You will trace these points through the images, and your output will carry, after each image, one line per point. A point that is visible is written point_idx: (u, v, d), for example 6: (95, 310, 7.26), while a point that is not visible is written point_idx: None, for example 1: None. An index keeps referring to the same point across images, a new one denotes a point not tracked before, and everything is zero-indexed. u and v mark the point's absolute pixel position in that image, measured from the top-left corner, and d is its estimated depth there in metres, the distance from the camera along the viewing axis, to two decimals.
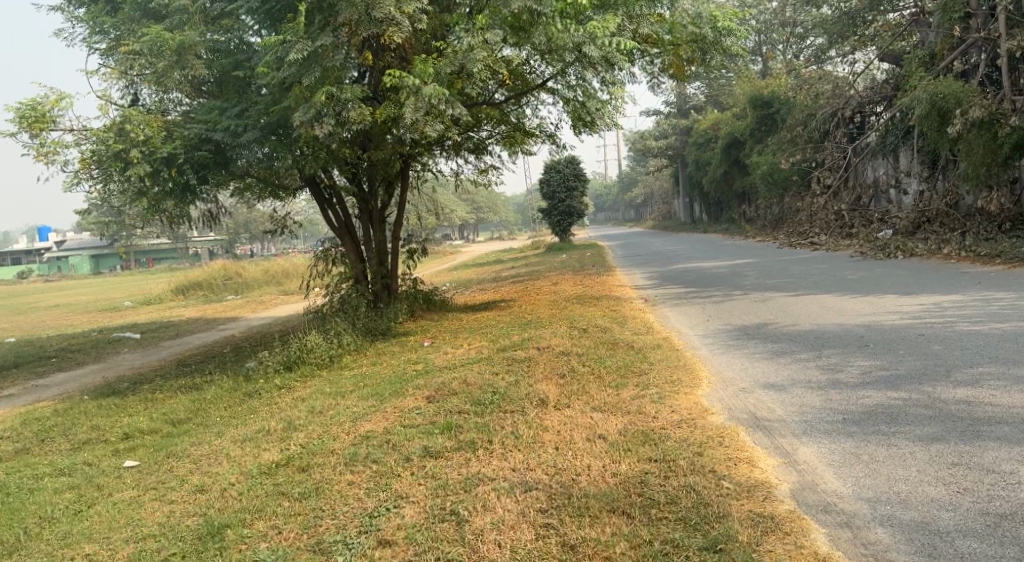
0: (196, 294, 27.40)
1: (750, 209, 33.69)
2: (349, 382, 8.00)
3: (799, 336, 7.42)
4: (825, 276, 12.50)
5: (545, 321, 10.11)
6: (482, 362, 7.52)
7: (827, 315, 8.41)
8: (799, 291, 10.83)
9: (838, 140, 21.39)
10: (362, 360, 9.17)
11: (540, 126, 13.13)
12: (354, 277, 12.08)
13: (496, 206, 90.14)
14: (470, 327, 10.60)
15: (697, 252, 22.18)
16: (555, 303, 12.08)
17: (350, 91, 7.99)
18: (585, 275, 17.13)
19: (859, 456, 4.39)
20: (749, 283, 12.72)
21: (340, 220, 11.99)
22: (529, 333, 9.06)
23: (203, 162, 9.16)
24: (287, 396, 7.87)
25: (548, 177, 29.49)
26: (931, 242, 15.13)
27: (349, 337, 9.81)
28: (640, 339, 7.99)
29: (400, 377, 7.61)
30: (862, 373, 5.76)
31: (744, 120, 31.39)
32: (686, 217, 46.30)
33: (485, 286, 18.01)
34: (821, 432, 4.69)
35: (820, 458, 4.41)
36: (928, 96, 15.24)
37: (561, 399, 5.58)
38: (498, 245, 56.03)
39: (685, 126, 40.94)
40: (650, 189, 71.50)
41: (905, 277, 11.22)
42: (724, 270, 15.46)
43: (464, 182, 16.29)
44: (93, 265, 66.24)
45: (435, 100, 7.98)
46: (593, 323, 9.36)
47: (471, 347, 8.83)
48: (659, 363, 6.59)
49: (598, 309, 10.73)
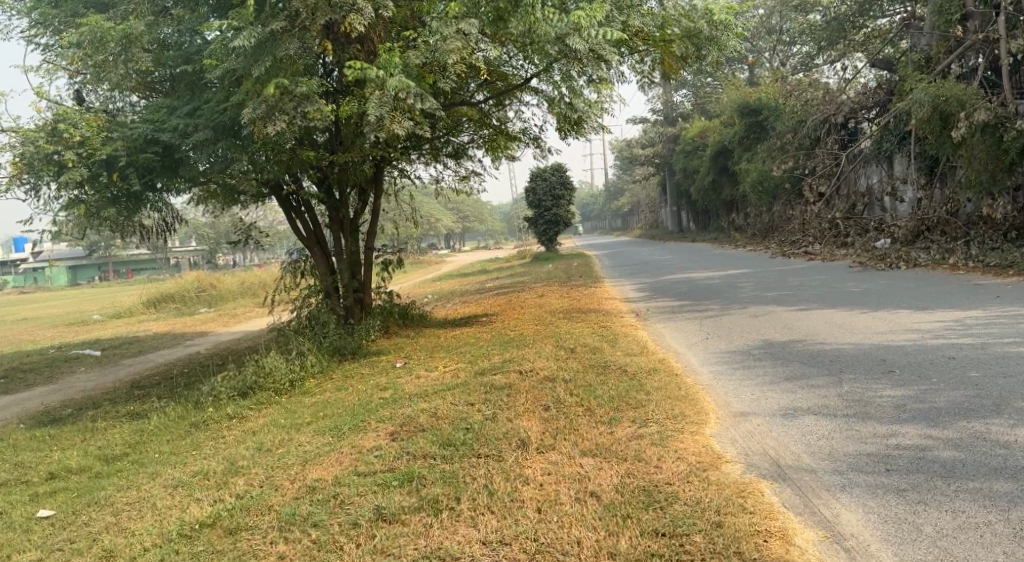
0: (168, 307, 26.36)
1: (739, 218, 32.92)
2: (308, 412, 7.15)
3: (810, 357, 6.64)
4: (826, 288, 11.75)
5: (530, 339, 9.27)
6: (459, 389, 6.67)
7: (839, 333, 7.64)
8: (802, 305, 10.04)
9: (831, 146, 20.76)
10: (327, 384, 8.30)
11: (524, 130, 12.34)
12: (324, 291, 11.21)
13: (482, 215, 89.01)
14: (448, 345, 9.73)
15: (687, 261, 21.47)
16: (541, 318, 11.24)
17: (308, 85, 7.20)
18: (572, 286, 16.33)
19: (920, 527, 3.59)
20: (746, 296, 11.95)
21: (309, 230, 11.12)
22: (510, 354, 8.22)
23: (149, 166, 8.34)
24: (238, 429, 7.04)
25: (534, 185, 28.73)
26: (933, 252, 14.40)
27: (314, 358, 8.95)
28: (634, 361, 7.17)
29: (366, 406, 6.75)
30: (892, 404, 4.97)
31: (732, 127, 30.74)
32: (672, 226, 45.48)
33: (468, 298, 17.17)
34: (867, 491, 3.89)
35: (870, 530, 3.62)
36: (929, 99, 14.38)
37: (546, 440, 4.74)
38: (483, 254, 54.98)
39: (672, 134, 40.30)
40: (637, 198, 70.91)
41: (914, 290, 10.48)
42: (718, 281, 14.70)
43: (444, 190, 15.46)
44: (71, 276, 64.84)
45: (403, 94, 7.20)
46: (581, 342, 8.55)
47: (447, 370, 7.98)
48: (659, 391, 5.77)
49: (586, 325, 9.92)
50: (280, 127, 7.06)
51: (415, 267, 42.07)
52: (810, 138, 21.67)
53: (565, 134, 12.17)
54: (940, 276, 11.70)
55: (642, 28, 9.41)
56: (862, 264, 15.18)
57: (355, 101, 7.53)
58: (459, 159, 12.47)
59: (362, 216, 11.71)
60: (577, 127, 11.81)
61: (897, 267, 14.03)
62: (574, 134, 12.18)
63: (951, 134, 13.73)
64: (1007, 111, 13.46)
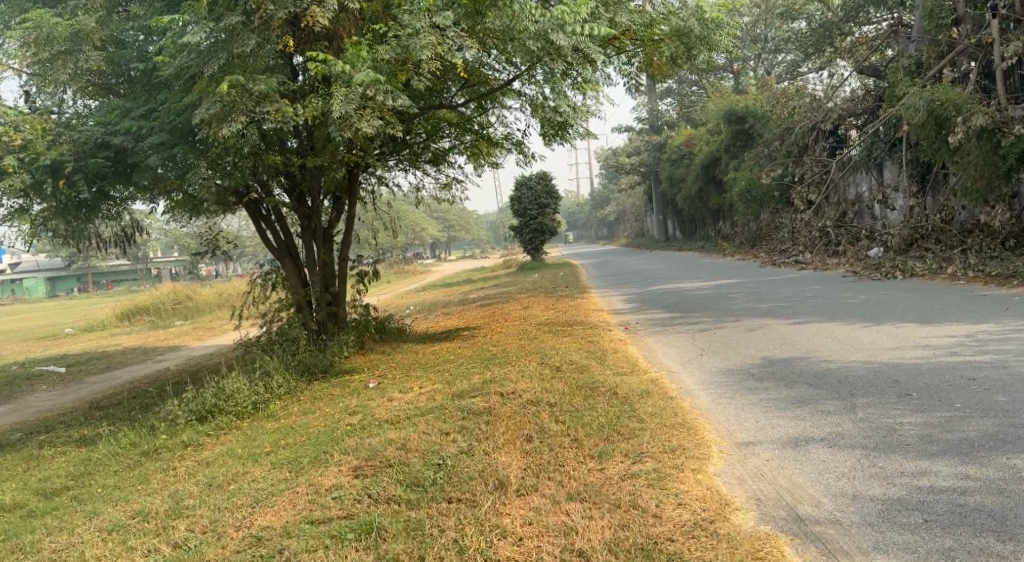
0: (142, 320, 25.63)
1: (726, 227, 32.48)
2: (268, 440, 6.58)
3: (816, 377, 6.11)
4: (823, 299, 11.26)
5: (512, 355, 8.72)
6: (435, 414, 6.12)
7: (844, 349, 7.13)
8: (800, 318, 9.52)
9: (820, 154, 20.39)
10: (293, 407, 7.75)
11: (507, 136, 11.83)
12: (295, 304, 10.61)
13: (467, 224, 88.32)
14: (425, 362, 9.14)
15: (675, 271, 20.96)
16: (524, 332, 10.69)
17: (267, 82, 6.67)
18: (558, 297, 15.78)
19: None
20: (739, 307, 11.44)
21: (279, 239, 10.54)
22: (490, 373, 7.66)
23: (101, 172, 7.79)
24: (192, 461, 6.46)
25: (518, 194, 28.21)
26: (930, 260, 13.94)
27: (280, 379, 8.39)
28: (625, 380, 6.63)
29: (332, 434, 6.18)
30: (914, 434, 4.44)
31: (718, 135, 30.35)
32: (658, 234, 44.99)
33: (450, 310, 16.57)
34: (908, 553, 3.42)
35: None
36: (925, 103, 13.96)
37: (527, 480, 4.22)
38: (466, 264, 54.34)
39: (658, 143, 39.86)
40: (622, 208, 70.55)
41: (915, 301, 10.01)
42: (708, 291, 14.20)
43: (424, 199, 14.88)
44: (48, 287, 63.51)
45: (371, 91, 6.70)
46: (567, 359, 8.00)
47: (422, 391, 7.41)
48: (653, 417, 5.24)
49: (572, 340, 9.37)
50: (237, 127, 6.52)
51: (398, 277, 41.38)
52: (798, 146, 21.30)
53: (550, 141, 11.66)
54: (941, 287, 11.21)
55: (629, 26, 9.04)
56: (857, 274, 14.70)
57: (320, 99, 7.01)
58: (439, 166, 11.93)
59: (336, 225, 11.13)
60: (561, 132, 11.30)
61: (893, 276, 13.53)
62: (559, 141, 11.68)
63: (949, 139, 13.31)
64: (1004, 116, 13.07)
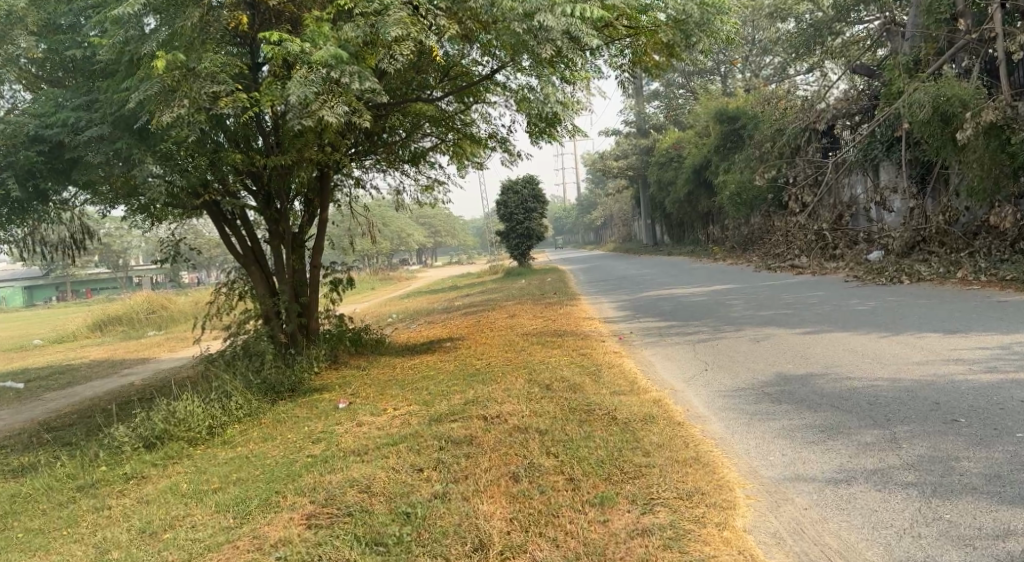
0: (115, 330, 24.76)
1: (715, 230, 31.79)
2: (218, 472, 5.90)
3: (840, 397, 5.42)
4: (829, 306, 10.57)
5: (497, 371, 7.98)
6: (408, 444, 5.38)
7: (866, 364, 6.43)
8: (807, 328, 8.83)
9: (813, 155, 19.80)
10: (252, 433, 7.06)
11: (492, 133, 11.12)
12: (264, 314, 9.84)
13: (453, 229, 87.35)
14: (401, 378, 8.40)
15: (666, 276, 20.31)
16: (510, 343, 9.95)
17: (212, 61, 6.23)
18: (545, 304, 15.02)
19: None
20: (740, 315, 10.74)
21: (245, 246, 9.78)
22: (473, 393, 6.91)
23: (33, 169, 7.27)
24: (131, 499, 5.72)
25: (504, 198, 27.47)
26: (936, 264, 13.23)
27: (239, 401, 7.71)
28: (623, 401, 5.90)
29: (288, 467, 5.47)
30: (977, 474, 3.90)
31: (708, 138, 29.68)
32: (646, 240, 44.23)
33: (433, 319, 15.77)
34: None
35: None
36: (930, 99, 13.28)
37: (507, 550, 3.65)
38: (453, 271, 53.41)
39: (646, 146, 39.14)
40: (610, 214, 69.80)
41: (931, 308, 9.32)
42: (704, 298, 13.49)
43: (404, 203, 14.08)
44: (27, 296, 61.97)
45: (334, 73, 6.13)
46: (557, 375, 7.26)
47: (396, 413, 6.67)
48: (659, 448, 4.52)
49: (561, 352, 8.65)
50: (178, 114, 6.06)
51: (382, 283, 40.55)
52: (790, 148, 20.70)
53: (536, 139, 10.98)
54: (954, 292, 10.53)
55: (622, 12, 8.33)
56: (859, 278, 14.04)
57: (279, 83, 6.40)
58: (418, 165, 11.23)
59: (308, 229, 10.39)
60: (548, 127, 10.62)
61: (900, 281, 12.78)
62: (546, 139, 11.00)
63: (957, 135, 12.56)
64: (1012, 112, 12.40)
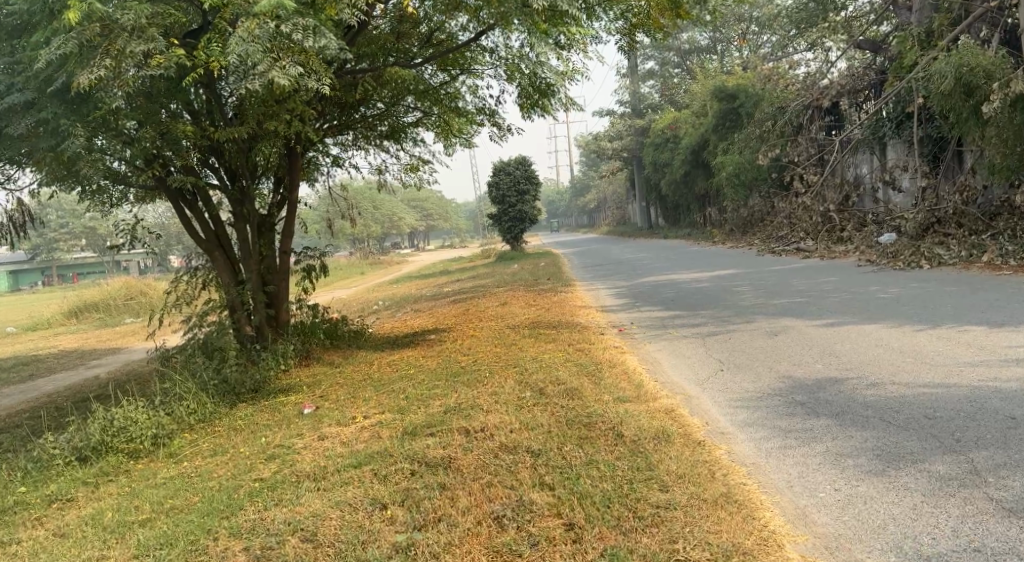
0: (89, 317, 23.73)
1: (713, 213, 30.85)
2: (153, 495, 5.02)
3: (889, 409, 4.58)
4: (847, 292, 9.69)
5: (484, 370, 7.08)
6: (373, 465, 4.54)
7: (909, 364, 5.58)
8: (829, 317, 7.96)
9: (818, 133, 18.90)
10: (204, 445, 6.22)
11: (479, 106, 10.19)
12: (227, 305, 8.89)
13: (445, 212, 86.07)
14: (376, 377, 7.51)
15: (664, 260, 19.46)
16: (500, 336, 9.05)
17: (138, 12, 5.51)
18: (538, 291, 14.13)
19: None
20: (750, 302, 9.87)
21: (207, 230, 8.85)
22: (455, 398, 6.06)
23: None
24: (46, 531, 4.80)
25: (496, 180, 26.42)
26: (957, 246, 12.37)
27: (192, 405, 6.87)
28: (627, 411, 5.04)
29: (231, 493, 4.63)
30: None
31: (706, 117, 28.67)
32: (641, 222, 43.21)
33: (419, 306, 14.84)
34: None
35: None
36: (952, 69, 12.26)
37: None
38: (444, 254, 52.32)
39: (640, 126, 38.07)
40: (604, 196, 68.64)
41: (963, 296, 8.46)
42: (708, 283, 12.61)
43: (385, 184, 13.13)
44: (10, 280, 60.66)
45: (285, 27, 5.31)
46: (550, 375, 6.41)
47: (364, 422, 5.80)
48: (678, 480, 3.77)
49: (556, 347, 7.79)
50: (96, 74, 5.31)
51: (372, 268, 39.54)
52: (793, 126, 19.75)
53: (528, 112, 10.07)
54: (983, 278, 9.64)
55: None
56: (872, 262, 13.16)
57: (221, 40, 5.55)
58: (398, 140, 10.28)
59: (278, 211, 9.50)
60: (541, 95, 9.69)
61: (918, 265, 11.92)
62: (539, 113, 10.09)
63: (983, 107, 11.55)
64: None
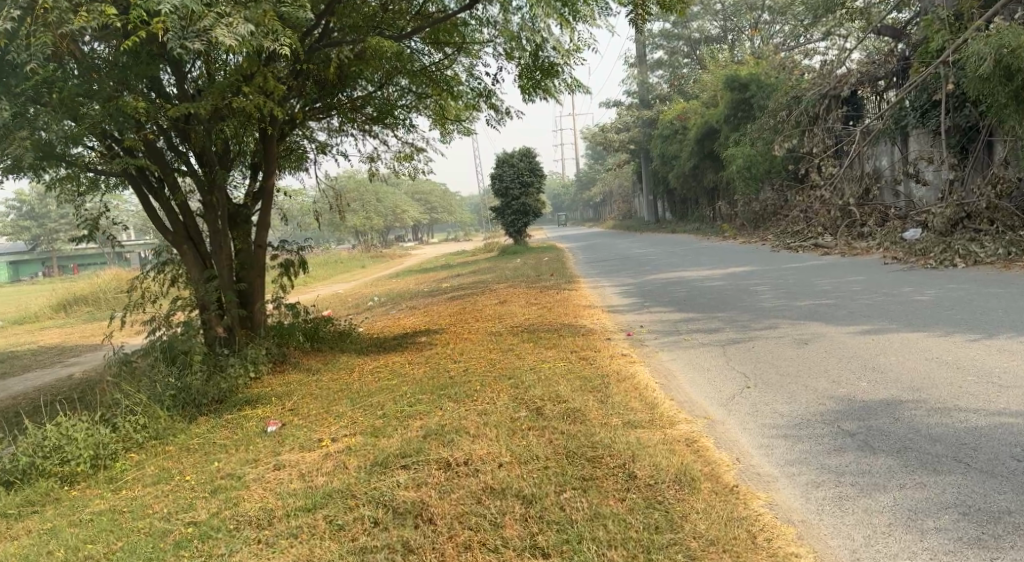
0: (80, 310, 22.86)
1: (722, 207, 29.88)
2: (69, 536, 4.24)
3: (963, 445, 3.79)
4: (879, 293, 8.78)
5: (475, 381, 6.23)
6: (329, 511, 3.78)
7: (975, 385, 4.71)
8: (863, 322, 7.07)
9: (834, 123, 17.97)
10: (148, 469, 5.42)
11: (476, 87, 9.34)
12: (197, 303, 8.08)
13: (450, 206, 85.15)
14: (354, 389, 6.67)
15: (673, 255, 18.58)
16: (495, 340, 8.18)
17: None
18: (539, 288, 13.26)
19: None
20: (771, 303, 8.97)
21: (173, 219, 8.05)
22: (437, 418, 5.22)
23: None
24: None
25: (499, 171, 25.55)
26: (992, 241, 11.44)
27: (142, 420, 6.10)
28: (634, 439, 4.27)
29: (157, 541, 3.87)
30: None
31: (716, 108, 27.69)
32: (648, 216, 42.18)
33: (415, 303, 13.98)
34: None
35: None
36: (990, 51, 11.33)
37: None
38: (447, 248, 51.34)
39: (648, 118, 37.03)
40: (610, 190, 67.52)
41: (1013, 299, 7.54)
42: (722, 282, 11.73)
43: (375, 174, 12.26)
44: (12, 271, 59.77)
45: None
46: (550, 390, 5.56)
47: (329, 447, 4.98)
48: (710, 548, 3.17)
49: (557, 355, 6.95)
50: None
51: (374, 261, 38.64)
52: (809, 116, 18.82)
53: (529, 95, 9.22)
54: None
55: None
56: (899, 259, 12.24)
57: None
58: (387, 124, 9.44)
59: (254, 202, 8.69)
60: (543, 75, 8.82)
61: (951, 263, 11.00)
62: (540, 96, 9.23)
63: None
64: None
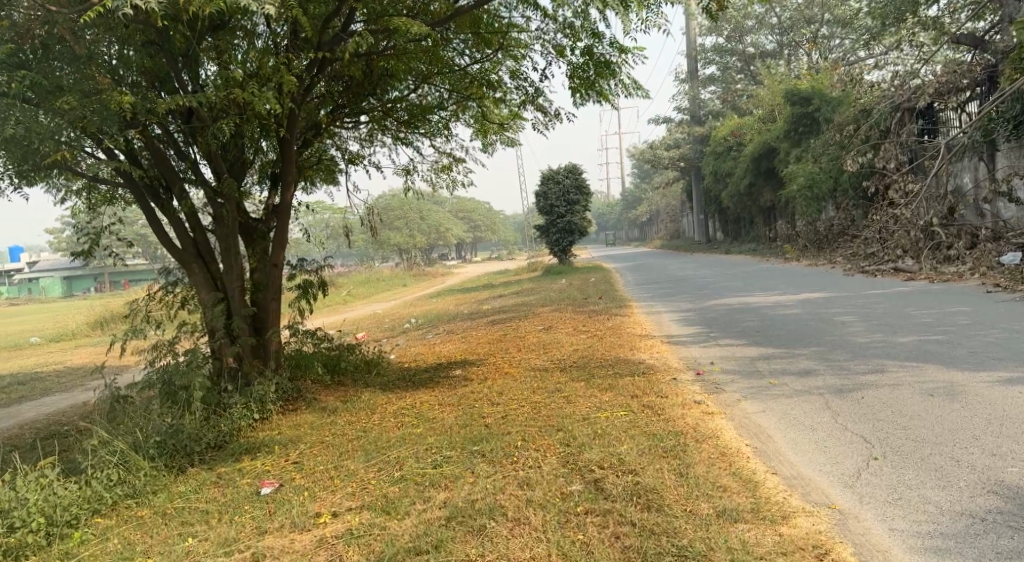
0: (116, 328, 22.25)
1: (780, 227, 28.23)
2: None
3: None
4: (999, 328, 7.36)
5: (517, 433, 5.04)
6: None
7: None
8: (996, 366, 5.72)
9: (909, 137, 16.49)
10: (109, 543, 4.42)
11: (521, 86, 8.22)
12: (207, 329, 7.05)
13: (494, 225, 84.01)
14: (373, 437, 5.50)
15: (733, 279, 17.18)
16: (540, 377, 6.97)
17: None
18: (589, 314, 12.04)
19: None
20: (865, 338, 7.61)
21: (179, 234, 7.00)
22: (463, 489, 4.07)
23: None
24: None
25: (544, 189, 24.47)
26: None
27: (117, 475, 5.09)
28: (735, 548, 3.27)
29: None
30: None
31: (775, 123, 26.22)
32: (699, 236, 40.18)
33: (453, 328, 12.84)
34: None
35: None
36: None
37: None
38: (491, 268, 50.11)
39: (699, 134, 35.42)
40: (658, 210, 65.53)
41: None
42: (797, 310, 10.37)
43: (410, 186, 11.18)
44: (64, 286, 60.20)
45: None
46: (612, 452, 4.33)
47: (324, 529, 3.94)
48: None
49: (618, 400, 5.70)
50: None
51: (416, 280, 37.64)
52: (880, 130, 17.36)
53: (582, 98, 8.10)
54: None
55: None
56: (1002, 286, 10.75)
57: None
58: (422, 130, 8.38)
59: (271, 217, 7.62)
60: (599, 74, 7.68)
61: None
62: (594, 100, 8.12)
63: None
64: None
